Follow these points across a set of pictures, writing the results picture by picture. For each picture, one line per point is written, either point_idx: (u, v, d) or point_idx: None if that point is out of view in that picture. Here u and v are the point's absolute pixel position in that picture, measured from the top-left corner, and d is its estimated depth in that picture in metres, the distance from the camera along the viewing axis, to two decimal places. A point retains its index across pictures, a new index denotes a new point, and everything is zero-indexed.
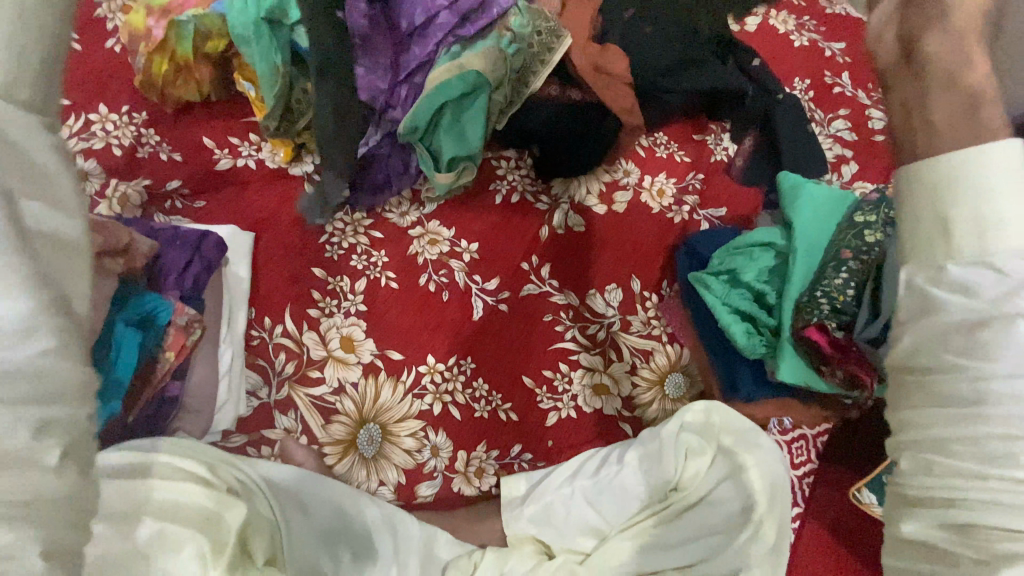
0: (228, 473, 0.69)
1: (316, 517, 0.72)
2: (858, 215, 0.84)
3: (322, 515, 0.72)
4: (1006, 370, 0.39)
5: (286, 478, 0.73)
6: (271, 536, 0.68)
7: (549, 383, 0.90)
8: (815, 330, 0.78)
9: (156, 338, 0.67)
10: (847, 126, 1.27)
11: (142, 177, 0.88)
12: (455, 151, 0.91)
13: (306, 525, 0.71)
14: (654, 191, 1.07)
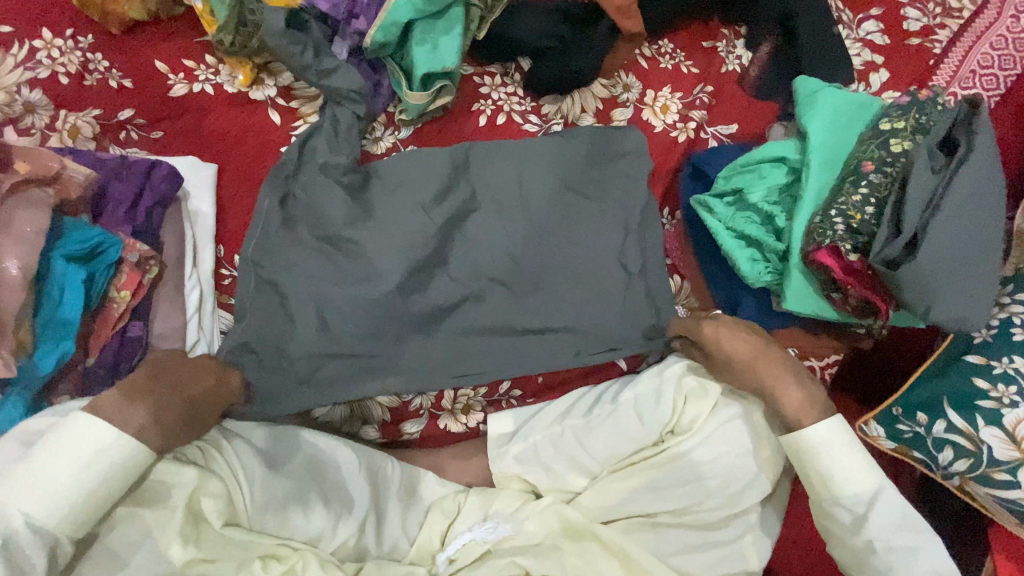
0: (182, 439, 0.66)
1: (286, 473, 0.70)
2: (885, 122, 0.74)
3: (293, 469, 0.70)
4: (885, 545, 0.65)
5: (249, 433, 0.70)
6: (229, 497, 0.64)
7: None
8: (827, 253, 0.69)
9: (105, 275, 0.63)
10: (879, 28, 1.13)
11: (92, 107, 0.81)
12: (427, 66, 0.81)
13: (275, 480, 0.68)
14: (657, 107, 0.97)
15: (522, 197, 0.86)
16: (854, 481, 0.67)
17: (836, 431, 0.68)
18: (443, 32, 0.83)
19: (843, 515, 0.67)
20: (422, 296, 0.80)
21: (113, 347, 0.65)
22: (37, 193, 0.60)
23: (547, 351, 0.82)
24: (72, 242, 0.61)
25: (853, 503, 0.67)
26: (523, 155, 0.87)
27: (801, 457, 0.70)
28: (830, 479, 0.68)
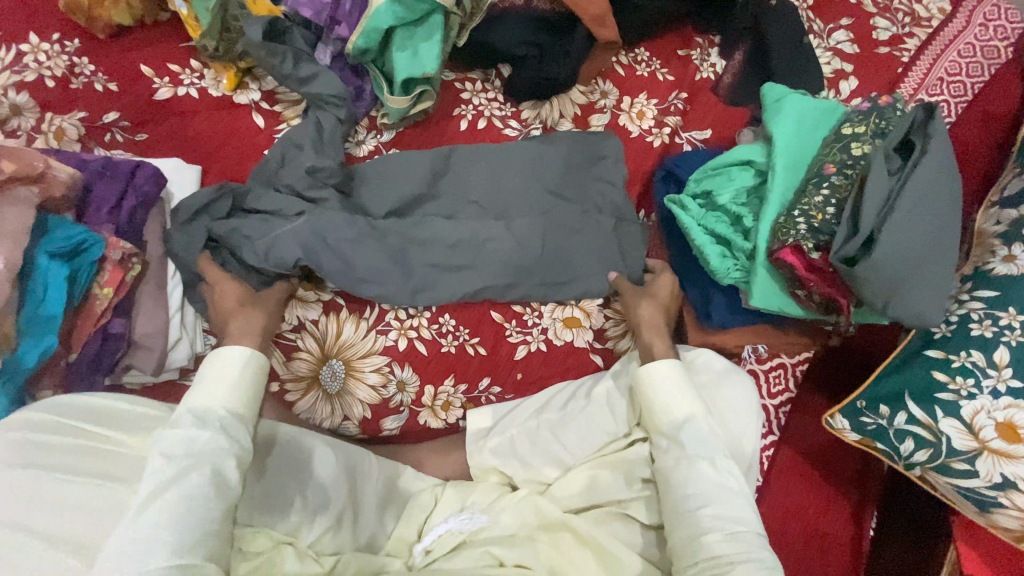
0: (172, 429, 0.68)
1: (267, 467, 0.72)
2: (846, 127, 0.78)
3: (274, 466, 0.72)
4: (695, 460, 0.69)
5: None
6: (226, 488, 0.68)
7: (518, 318, 0.86)
8: (791, 251, 0.72)
9: (86, 272, 0.64)
10: (849, 37, 1.18)
11: (77, 110, 0.83)
12: (408, 72, 0.84)
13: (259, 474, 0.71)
14: (633, 113, 1.00)
15: (495, 197, 0.88)
16: (682, 405, 0.73)
17: (671, 365, 0.75)
18: (424, 39, 0.85)
19: (666, 434, 0.72)
20: (417, 259, 0.83)
21: (96, 343, 0.66)
22: (23, 190, 0.61)
23: (528, 278, 0.85)
24: (55, 239, 0.62)
25: (672, 427, 0.72)
26: (496, 158, 0.89)
27: (643, 388, 0.75)
28: (655, 401, 0.74)
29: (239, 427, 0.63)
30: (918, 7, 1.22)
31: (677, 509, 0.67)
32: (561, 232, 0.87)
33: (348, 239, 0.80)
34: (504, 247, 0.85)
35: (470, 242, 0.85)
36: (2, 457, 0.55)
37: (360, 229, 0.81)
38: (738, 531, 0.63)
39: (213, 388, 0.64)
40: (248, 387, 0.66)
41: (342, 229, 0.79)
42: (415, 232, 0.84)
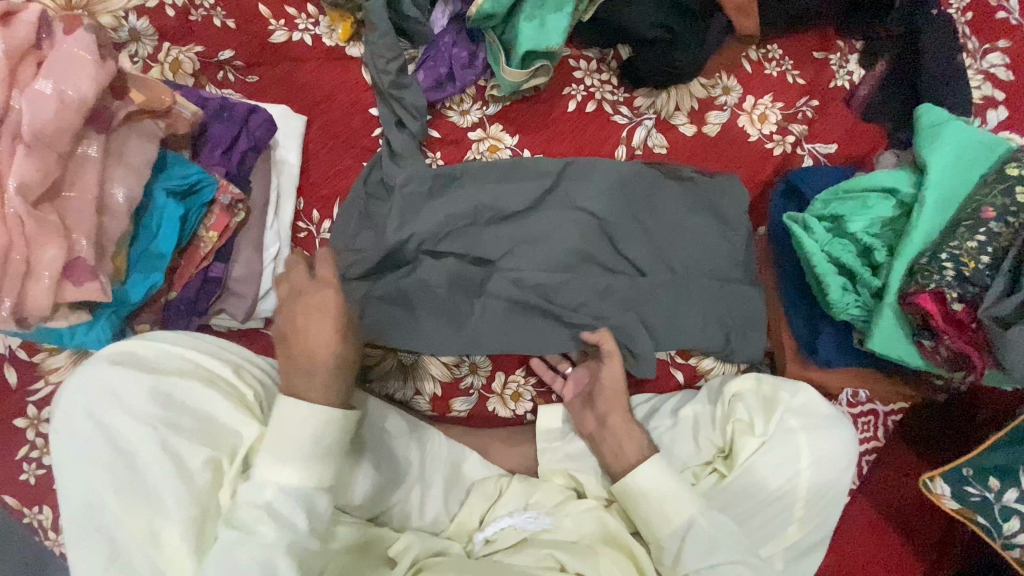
0: (253, 379, 0.64)
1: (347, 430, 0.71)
2: (1013, 167, 0.68)
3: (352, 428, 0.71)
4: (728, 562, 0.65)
5: None
6: None
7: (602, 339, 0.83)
8: (930, 297, 0.65)
9: (197, 214, 0.64)
10: (1005, 61, 1.05)
11: (194, 43, 0.82)
12: (533, 44, 0.78)
13: None
14: (755, 115, 0.93)
15: (600, 220, 0.83)
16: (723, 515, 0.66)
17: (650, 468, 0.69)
18: (553, 10, 0.79)
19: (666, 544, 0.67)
20: (499, 247, 0.81)
21: (195, 284, 0.67)
22: (150, 125, 0.60)
23: (616, 296, 0.81)
24: (172, 177, 0.62)
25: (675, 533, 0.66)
26: (609, 178, 0.84)
27: (629, 496, 0.70)
28: (648, 509, 0.68)
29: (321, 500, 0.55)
30: None
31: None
32: (655, 258, 0.83)
33: (431, 222, 0.79)
34: (586, 255, 0.82)
35: (553, 243, 0.81)
36: (95, 389, 0.56)
37: (445, 212, 0.79)
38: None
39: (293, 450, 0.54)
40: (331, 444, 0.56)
41: (431, 215, 0.79)
42: (497, 217, 0.81)
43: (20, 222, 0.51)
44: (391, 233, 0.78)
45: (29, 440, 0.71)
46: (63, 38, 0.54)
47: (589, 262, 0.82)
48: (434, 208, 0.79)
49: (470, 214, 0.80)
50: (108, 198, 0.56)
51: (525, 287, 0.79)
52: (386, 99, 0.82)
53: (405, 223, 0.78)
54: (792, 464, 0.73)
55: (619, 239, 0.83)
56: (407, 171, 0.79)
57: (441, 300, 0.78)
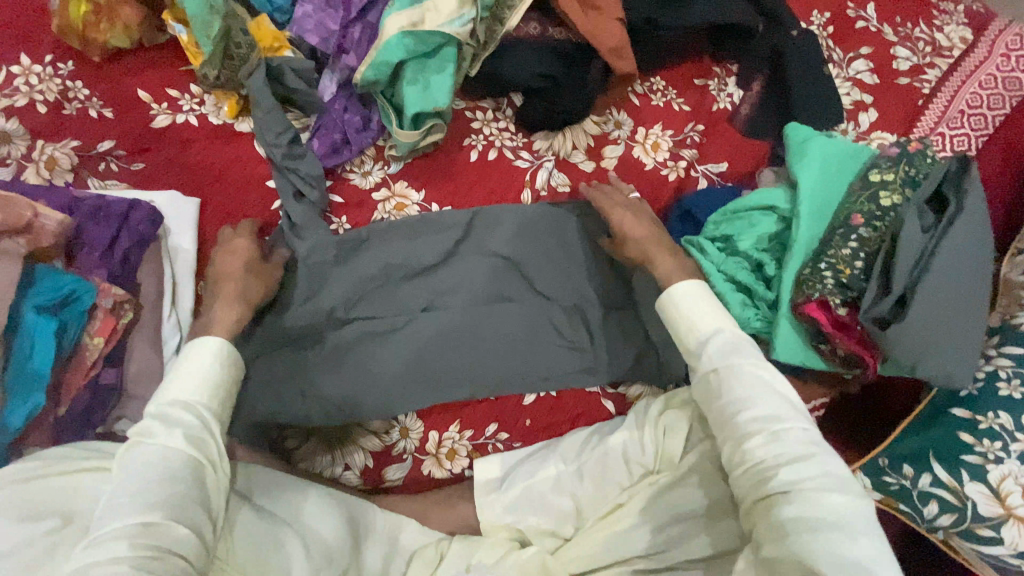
0: None
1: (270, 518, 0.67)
2: (874, 173, 0.74)
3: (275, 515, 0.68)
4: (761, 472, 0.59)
5: None
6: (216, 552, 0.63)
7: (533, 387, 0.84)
8: (817, 306, 0.70)
9: (76, 324, 0.61)
10: (869, 67, 1.14)
11: (70, 137, 0.79)
12: (419, 105, 0.79)
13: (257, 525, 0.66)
14: (648, 145, 0.97)
15: (512, 263, 0.85)
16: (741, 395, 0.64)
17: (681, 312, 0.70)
18: (436, 71, 0.80)
19: (697, 354, 0.68)
20: (413, 296, 0.82)
21: (86, 397, 0.62)
22: (10, 244, 0.57)
23: (533, 329, 0.84)
24: (43, 291, 0.59)
25: (699, 346, 0.68)
26: (521, 222, 0.86)
27: (668, 311, 0.72)
28: (680, 324, 0.70)
29: (205, 423, 0.58)
30: (939, 35, 1.19)
31: (732, 402, 0.62)
32: (567, 289, 0.86)
33: (343, 286, 0.79)
34: (500, 292, 0.84)
35: (467, 287, 0.83)
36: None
37: (354, 276, 0.80)
38: (798, 436, 0.58)
39: (184, 393, 0.59)
40: (221, 387, 0.62)
41: (342, 281, 0.80)
42: (411, 275, 0.82)
43: None
44: (307, 305, 0.78)
45: None
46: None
47: (503, 300, 0.84)
48: (346, 274, 0.80)
49: (382, 275, 0.81)
50: None
51: (453, 344, 0.81)
52: (281, 172, 0.81)
53: (319, 295, 0.79)
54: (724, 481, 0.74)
55: (533, 278, 0.85)
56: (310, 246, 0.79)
57: (362, 362, 0.78)
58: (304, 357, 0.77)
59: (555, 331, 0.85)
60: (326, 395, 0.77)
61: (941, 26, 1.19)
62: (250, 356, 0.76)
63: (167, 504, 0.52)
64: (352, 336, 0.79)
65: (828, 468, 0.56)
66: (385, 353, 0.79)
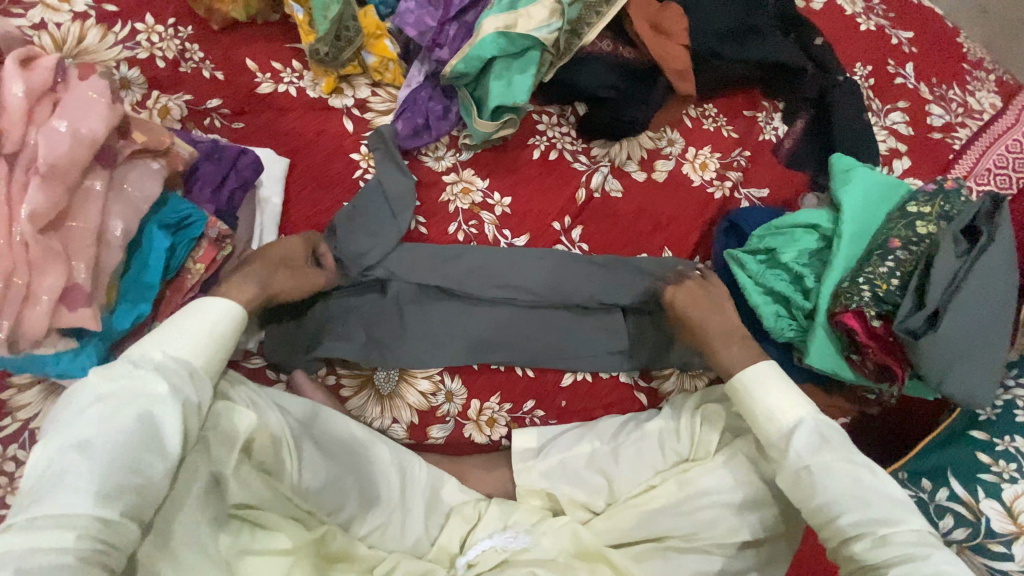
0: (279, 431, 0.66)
1: (334, 455, 0.71)
2: (912, 205, 0.81)
3: (339, 452, 0.71)
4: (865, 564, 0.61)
5: (311, 417, 0.70)
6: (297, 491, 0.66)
7: (575, 372, 0.89)
8: (853, 315, 0.75)
9: (185, 248, 0.66)
10: (905, 119, 1.22)
11: (182, 92, 0.87)
12: (501, 99, 0.86)
13: (324, 463, 0.69)
14: (697, 163, 1.05)
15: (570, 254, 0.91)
16: (838, 487, 0.64)
17: (760, 395, 0.73)
18: (519, 71, 0.88)
19: (781, 446, 0.69)
20: (479, 270, 0.87)
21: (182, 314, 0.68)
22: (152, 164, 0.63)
23: (579, 316, 0.90)
24: (166, 212, 0.65)
25: (782, 438, 0.69)
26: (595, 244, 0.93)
27: (742, 398, 0.74)
28: (757, 411, 0.72)
29: (181, 373, 0.55)
30: (971, 98, 1.28)
31: (824, 503, 0.64)
32: (615, 285, 0.91)
33: (418, 256, 0.86)
34: (560, 279, 0.89)
35: (529, 270, 0.88)
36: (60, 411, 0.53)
37: (428, 249, 0.87)
38: (878, 525, 0.61)
39: (168, 347, 0.56)
40: (210, 337, 0.59)
41: (409, 248, 0.86)
42: (484, 254, 0.88)
43: (25, 247, 0.52)
44: (371, 261, 0.84)
45: None
46: (80, 81, 0.57)
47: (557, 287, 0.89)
48: (427, 250, 0.86)
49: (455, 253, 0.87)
50: (108, 231, 0.58)
51: (496, 315, 0.87)
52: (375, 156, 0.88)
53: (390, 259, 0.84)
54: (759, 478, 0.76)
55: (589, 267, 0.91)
56: (387, 215, 0.85)
57: (422, 327, 0.85)
58: (370, 315, 0.84)
59: (598, 320, 0.90)
60: (381, 343, 0.83)
61: (973, 90, 1.28)
62: (319, 309, 0.83)
63: (113, 462, 0.48)
64: (415, 301, 0.85)
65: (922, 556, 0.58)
66: (435, 313, 0.85)
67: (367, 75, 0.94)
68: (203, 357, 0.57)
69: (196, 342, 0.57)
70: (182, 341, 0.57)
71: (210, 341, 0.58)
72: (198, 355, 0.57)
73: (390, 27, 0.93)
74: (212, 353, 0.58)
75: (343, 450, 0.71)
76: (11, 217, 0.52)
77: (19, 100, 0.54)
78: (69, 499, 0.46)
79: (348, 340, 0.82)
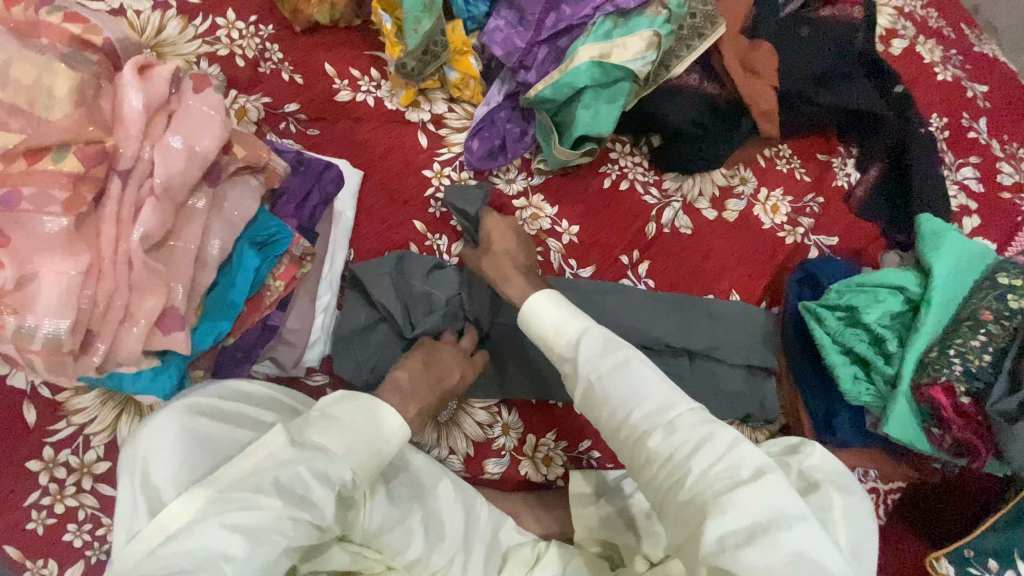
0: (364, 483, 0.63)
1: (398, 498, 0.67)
2: (1004, 276, 0.78)
3: (403, 493, 0.68)
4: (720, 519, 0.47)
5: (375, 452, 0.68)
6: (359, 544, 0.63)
7: None
8: (941, 389, 0.73)
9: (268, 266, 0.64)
10: (976, 175, 1.19)
11: (260, 93, 0.84)
12: (586, 129, 0.84)
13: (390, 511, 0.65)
14: (768, 206, 1.02)
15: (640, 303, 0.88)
16: (652, 403, 0.54)
17: (546, 308, 0.63)
18: (606, 101, 0.85)
19: (571, 364, 0.60)
20: None
21: (255, 331, 0.67)
22: (252, 180, 0.61)
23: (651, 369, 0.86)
24: (254, 228, 0.63)
25: (569, 350, 0.60)
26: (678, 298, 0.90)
27: (531, 335, 0.64)
28: (546, 335, 0.62)
29: (327, 473, 0.50)
30: None
31: (614, 418, 0.56)
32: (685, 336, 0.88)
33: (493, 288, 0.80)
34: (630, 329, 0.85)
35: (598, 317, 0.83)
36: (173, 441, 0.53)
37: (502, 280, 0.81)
38: (695, 458, 0.50)
39: (335, 443, 0.52)
40: (366, 433, 0.54)
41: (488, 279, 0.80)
42: None
43: (128, 267, 0.50)
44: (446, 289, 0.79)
45: (42, 485, 0.67)
46: (192, 93, 0.56)
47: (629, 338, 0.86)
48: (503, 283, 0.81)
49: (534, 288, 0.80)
50: (206, 251, 0.56)
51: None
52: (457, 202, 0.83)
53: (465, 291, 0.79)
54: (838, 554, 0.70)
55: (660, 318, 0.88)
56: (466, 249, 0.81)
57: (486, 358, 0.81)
58: None
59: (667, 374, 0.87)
60: None
61: None
62: None
63: (233, 546, 0.44)
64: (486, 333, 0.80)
65: (786, 512, 0.47)
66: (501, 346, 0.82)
67: (444, 91, 0.92)
68: (357, 454, 0.53)
69: (354, 437, 0.53)
70: (341, 433, 0.52)
71: (364, 439, 0.53)
72: (352, 457, 0.52)
73: (474, 43, 0.91)
74: (364, 452, 0.53)
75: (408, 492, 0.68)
76: (116, 234, 0.50)
77: (138, 115, 0.51)
78: (188, 572, 0.42)
79: None
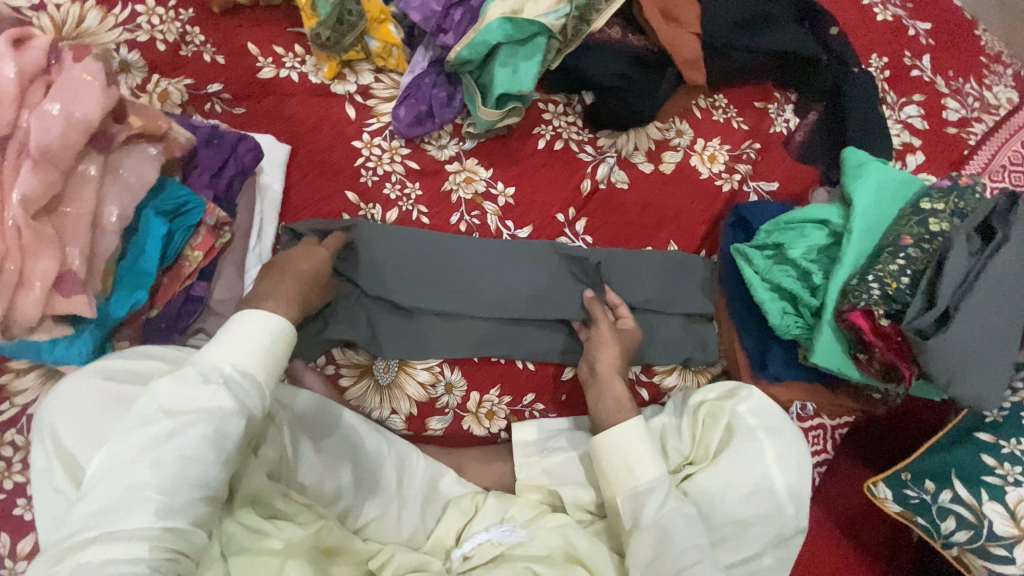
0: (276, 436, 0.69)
1: (328, 449, 0.73)
2: (926, 202, 0.78)
3: (334, 446, 0.73)
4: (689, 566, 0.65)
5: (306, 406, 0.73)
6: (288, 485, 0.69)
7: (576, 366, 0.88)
8: (861, 314, 0.74)
9: (181, 235, 0.70)
10: (920, 113, 1.19)
11: (183, 76, 0.86)
12: (505, 87, 0.85)
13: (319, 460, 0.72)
14: (705, 155, 1.02)
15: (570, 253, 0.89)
16: (688, 538, 0.67)
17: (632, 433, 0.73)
18: (524, 58, 0.86)
19: (618, 468, 0.72)
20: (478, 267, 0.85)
21: (177, 303, 0.72)
22: (146, 148, 0.67)
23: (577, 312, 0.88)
24: (162, 199, 0.69)
25: (604, 444, 0.74)
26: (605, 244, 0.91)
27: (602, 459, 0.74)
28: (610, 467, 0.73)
29: (245, 384, 0.55)
30: (988, 92, 1.25)
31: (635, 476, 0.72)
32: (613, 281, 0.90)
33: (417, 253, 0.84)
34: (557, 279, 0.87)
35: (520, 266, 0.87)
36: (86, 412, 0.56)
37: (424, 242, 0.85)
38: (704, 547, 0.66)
39: (240, 357, 0.56)
40: (270, 345, 0.59)
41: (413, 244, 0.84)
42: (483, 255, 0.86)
43: (19, 233, 0.55)
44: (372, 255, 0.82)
45: None
46: (72, 64, 0.60)
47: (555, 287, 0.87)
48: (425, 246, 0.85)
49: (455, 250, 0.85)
50: (103, 216, 0.62)
51: (485, 310, 0.84)
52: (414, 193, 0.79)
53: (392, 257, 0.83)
54: (773, 489, 0.76)
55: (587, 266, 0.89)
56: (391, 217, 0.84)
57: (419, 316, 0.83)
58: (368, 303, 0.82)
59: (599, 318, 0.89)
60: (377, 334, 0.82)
61: (990, 84, 1.25)
62: None
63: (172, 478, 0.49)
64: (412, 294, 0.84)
65: None
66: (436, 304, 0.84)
67: (370, 61, 0.93)
68: (263, 368, 0.57)
69: (256, 349, 0.57)
70: (240, 348, 0.57)
71: (267, 349, 0.58)
72: (262, 370, 0.57)
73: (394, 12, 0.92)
74: (271, 364, 0.58)
75: (341, 448, 0.73)
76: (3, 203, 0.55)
77: (11, 83, 0.56)
78: (137, 513, 0.47)
79: (345, 328, 0.80)
